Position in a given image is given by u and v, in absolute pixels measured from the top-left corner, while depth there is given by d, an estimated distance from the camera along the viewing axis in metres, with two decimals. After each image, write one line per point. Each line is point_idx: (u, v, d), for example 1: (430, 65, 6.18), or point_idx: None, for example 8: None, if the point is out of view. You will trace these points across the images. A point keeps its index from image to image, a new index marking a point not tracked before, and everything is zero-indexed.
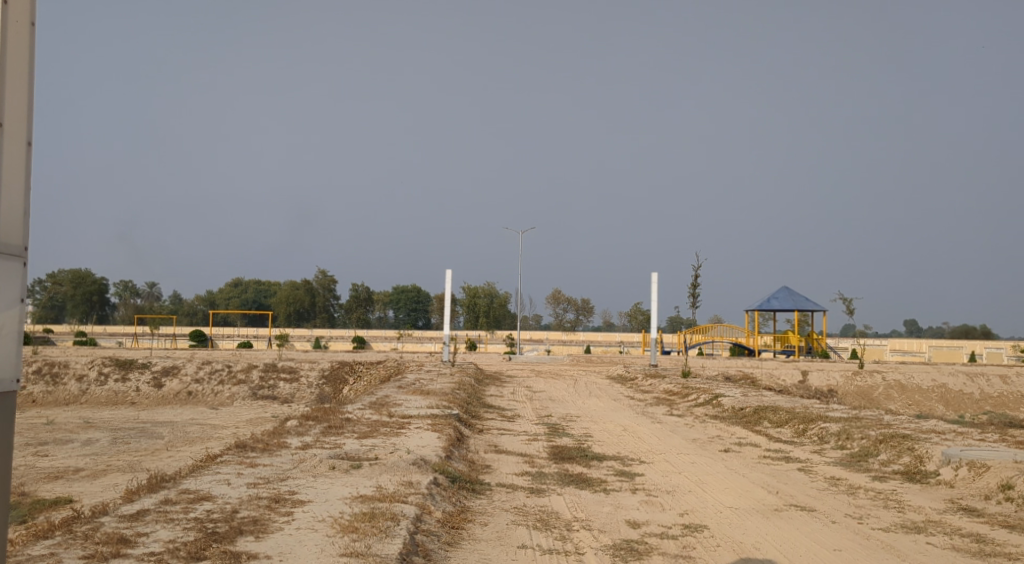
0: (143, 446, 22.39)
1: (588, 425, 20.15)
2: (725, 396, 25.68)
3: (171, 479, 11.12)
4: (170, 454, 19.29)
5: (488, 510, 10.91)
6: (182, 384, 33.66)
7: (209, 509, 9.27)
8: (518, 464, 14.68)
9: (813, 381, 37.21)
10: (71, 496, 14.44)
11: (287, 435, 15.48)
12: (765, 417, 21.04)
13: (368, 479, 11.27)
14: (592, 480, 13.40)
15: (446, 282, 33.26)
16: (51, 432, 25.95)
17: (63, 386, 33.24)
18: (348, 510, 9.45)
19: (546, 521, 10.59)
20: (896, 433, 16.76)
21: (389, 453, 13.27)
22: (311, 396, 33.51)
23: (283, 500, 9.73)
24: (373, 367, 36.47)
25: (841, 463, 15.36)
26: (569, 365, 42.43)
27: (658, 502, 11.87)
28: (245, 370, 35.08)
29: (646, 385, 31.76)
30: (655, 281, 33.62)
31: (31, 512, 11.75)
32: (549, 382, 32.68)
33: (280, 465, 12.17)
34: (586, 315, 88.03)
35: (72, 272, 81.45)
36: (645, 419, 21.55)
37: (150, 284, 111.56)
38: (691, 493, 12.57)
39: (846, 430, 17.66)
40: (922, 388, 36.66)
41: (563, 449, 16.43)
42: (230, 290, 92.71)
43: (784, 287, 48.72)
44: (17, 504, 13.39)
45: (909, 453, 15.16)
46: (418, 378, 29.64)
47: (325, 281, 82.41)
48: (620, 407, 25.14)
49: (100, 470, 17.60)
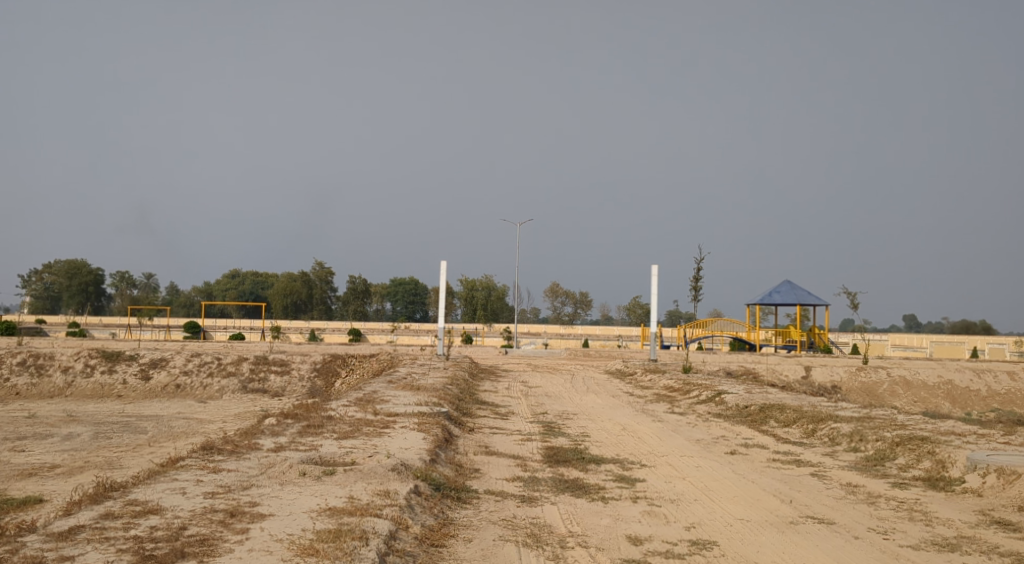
0: (124, 441, 21.27)
1: (587, 423, 19.04)
2: (729, 393, 24.54)
3: (121, 488, 10.09)
4: (149, 450, 18.22)
5: (474, 524, 9.82)
6: (170, 376, 32.52)
7: (152, 525, 8.28)
8: (510, 468, 13.57)
9: (816, 377, 36.11)
10: (40, 495, 13.43)
11: (261, 434, 14.36)
12: (771, 416, 19.94)
13: (341, 488, 10.19)
14: (589, 487, 12.29)
15: (436, 274, 31.39)
16: (32, 426, 24.88)
17: (48, 378, 32.09)
18: (311, 527, 8.37)
19: (538, 536, 9.51)
20: (914, 435, 15.63)
21: (367, 458, 12.13)
22: (303, 391, 32.38)
23: (238, 513, 8.70)
24: (366, 361, 35.33)
25: (856, 467, 14.25)
26: (567, 358, 41.31)
27: (661, 513, 10.77)
28: (236, 362, 33.92)
29: (645, 382, 30.65)
30: (655, 273, 32.65)
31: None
32: (546, 377, 31.58)
33: (246, 471, 11.07)
34: (584, 308, 86.90)
35: (66, 263, 79.97)
36: (646, 417, 20.46)
37: (148, 273, 110.06)
38: (698, 502, 11.47)
39: (859, 431, 16.58)
40: (928, 385, 35.54)
41: (558, 450, 15.33)
42: (228, 281, 91.23)
43: (786, 281, 47.57)
44: None
45: (930, 457, 14.08)
46: (411, 372, 28.62)
47: (322, 272, 80.75)
48: (619, 405, 24.03)
49: (74, 467, 16.49)
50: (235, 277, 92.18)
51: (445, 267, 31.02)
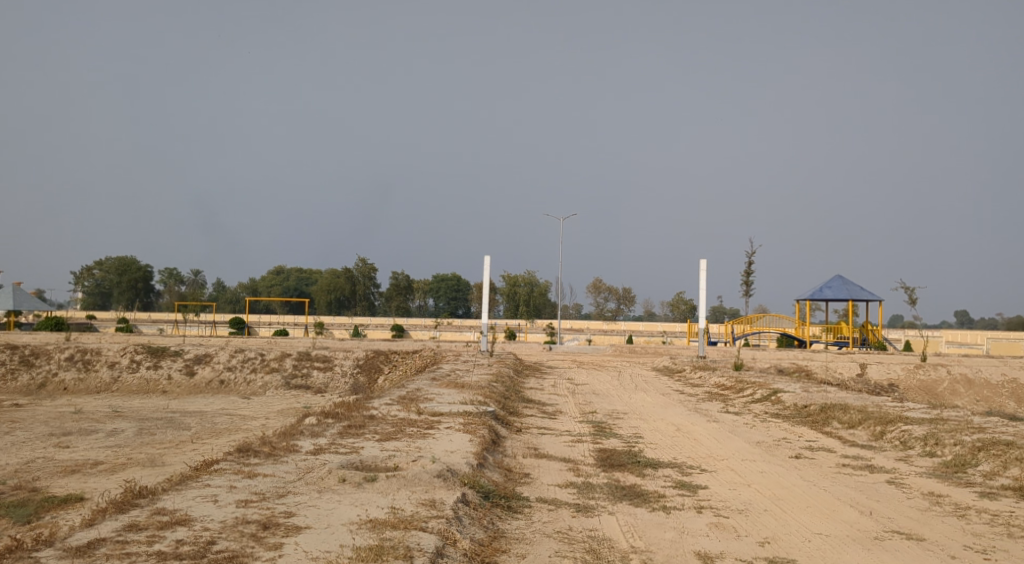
0: (169, 437, 20.71)
1: (639, 423, 18.16)
2: (785, 392, 23.47)
3: (151, 494, 9.44)
4: (193, 447, 17.63)
5: (527, 537, 9.02)
6: (215, 372, 32.10)
7: (178, 538, 7.66)
8: (562, 472, 12.70)
9: (872, 374, 34.83)
10: (81, 493, 12.81)
11: (301, 435, 13.62)
12: (833, 416, 18.89)
13: (383, 496, 9.43)
14: (648, 494, 11.40)
15: (482, 270, 30.59)
16: (77, 421, 24.47)
17: (95, 373, 31.81)
18: (350, 543, 7.71)
19: (598, 552, 8.71)
20: (997, 439, 14.49)
21: (411, 462, 11.35)
22: (346, 387, 31.79)
23: (272, 524, 8.01)
24: (409, 357, 34.67)
25: (934, 474, 13.20)
26: (612, 356, 40.40)
27: (730, 526, 9.90)
28: (279, 358, 33.43)
29: (696, 379, 29.69)
30: (704, 266, 31.61)
31: (21, 522, 10.26)
32: (593, 374, 30.71)
33: (283, 477, 10.34)
34: (628, 304, 85.79)
35: (118, 259, 80.48)
36: (701, 417, 19.49)
37: (195, 270, 110.88)
38: (769, 513, 10.56)
39: (934, 435, 15.48)
40: (991, 383, 34.07)
41: (612, 453, 14.42)
42: (274, 277, 91.33)
43: (838, 275, 46.17)
44: (21, 502, 11.86)
45: (1017, 465, 12.99)
46: (454, 369, 27.94)
47: (366, 269, 80.26)
48: (670, 403, 23.08)
49: (116, 464, 15.96)
50: (280, 273, 92.28)
51: (489, 262, 30.18)
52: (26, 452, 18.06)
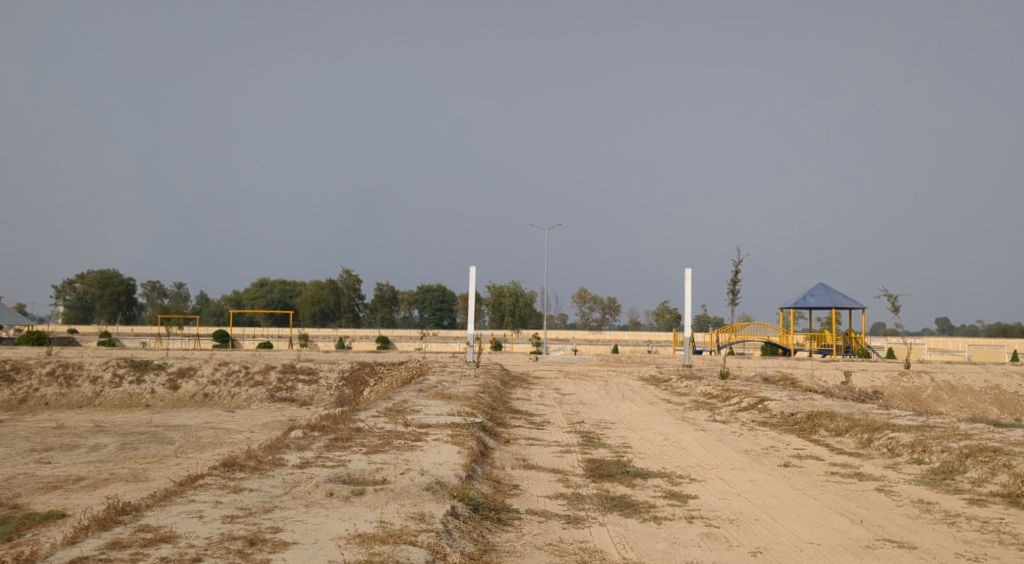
0: (153, 452, 20.49)
1: (627, 433, 18.09)
2: (772, 400, 23.46)
3: (135, 511, 9.31)
4: (178, 461, 17.44)
5: (518, 550, 8.93)
6: (198, 386, 31.85)
7: (163, 556, 7.54)
8: (551, 483, 12.61)
9: (857, 382, 34.89)
10: (64, 509, 12.63)
11: (287, 448, 13.48)
12: (820, 424, 18.86)
13: (371, 510, 9.32)
14: (638, 505, 11.33)
15: (468, 280, 30.52)
16: (59, 436, 24.21)
17: (77, 387, 31.50)
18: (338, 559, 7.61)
19: None
20: (984, 445, 14.49)
21: (398, 474, 11.24)
22: (331, 400, 31.58)
23: (258, 540, 7.90)
24: (394, 369, 34.50)
25: (923, 482, 13.18)
26: (598, 365, 40.37)
27: (721, 535, 9.84)
28: (263, 371, 33.21)
29: (682, 388, 29.66)
30: (689, 275, 31.62)
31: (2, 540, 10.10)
32: (578, 384, 30.64)
33: (269, 492, 10.21)
34: (612, 313, 85.81)
35: (100, 272, 80.07)
36: (688, 426, 19.44)
37: (178, 283, 110.40)
38: (760, 522, 10.50)
39: (922, 442, 15.47)
40: (974, 390, 34.19)
41: (601, 463, 14.34)
42: (257, 290, 90.96)
43: (822, 283, 46.29)
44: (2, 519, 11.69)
45: (1005, 470, 12.98)
46: (440, 380, 27.82)
47: (350, 280, 80.03)
48: (657, 412, 23.03)
49: (99, 479, 15.75)
50: (264, 286, 91.90)
51: (474, 272, 30.10)
52: (8, 467, 17.83)
